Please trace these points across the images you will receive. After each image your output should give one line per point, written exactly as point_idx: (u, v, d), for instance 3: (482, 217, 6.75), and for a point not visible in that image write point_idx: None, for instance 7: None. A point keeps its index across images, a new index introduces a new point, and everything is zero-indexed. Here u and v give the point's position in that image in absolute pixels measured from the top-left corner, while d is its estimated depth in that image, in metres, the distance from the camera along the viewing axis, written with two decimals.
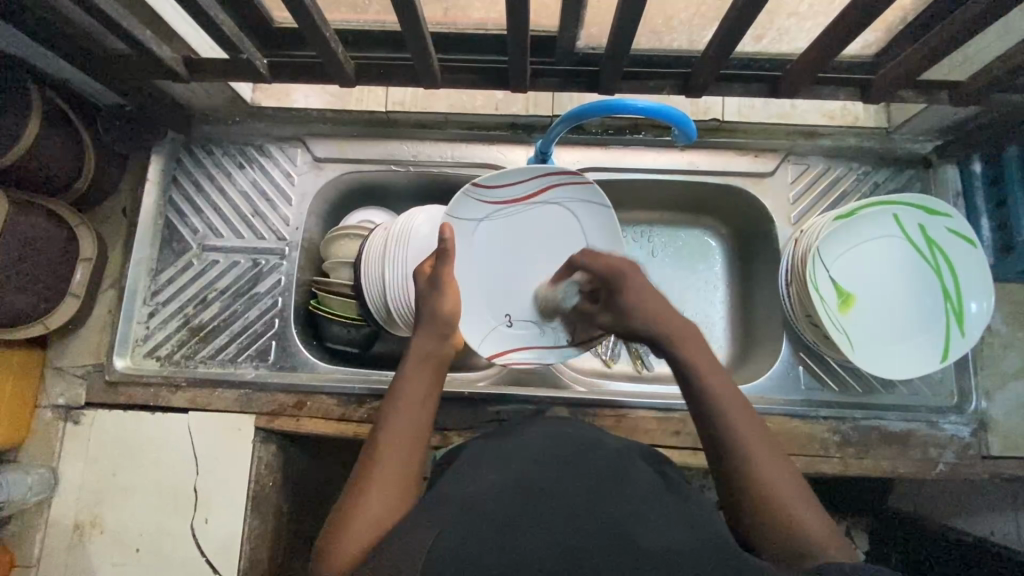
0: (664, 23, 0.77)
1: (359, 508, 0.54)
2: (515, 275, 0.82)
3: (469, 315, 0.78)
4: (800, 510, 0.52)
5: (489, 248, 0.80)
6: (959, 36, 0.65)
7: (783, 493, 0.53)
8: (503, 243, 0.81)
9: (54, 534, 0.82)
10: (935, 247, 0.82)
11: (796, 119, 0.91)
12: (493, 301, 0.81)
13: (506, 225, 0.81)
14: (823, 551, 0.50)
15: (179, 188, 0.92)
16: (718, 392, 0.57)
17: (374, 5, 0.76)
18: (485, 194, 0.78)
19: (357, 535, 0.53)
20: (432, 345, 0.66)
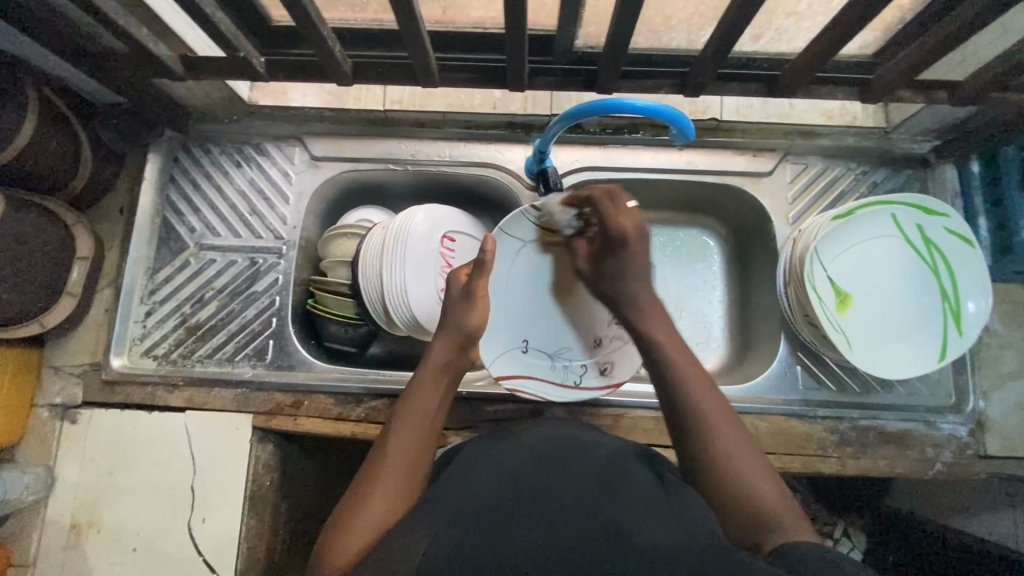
0: (662, 22, 0.76)
1: (361, 509, 0.55)
2: (538, 310, 0.88)
3: (491, 331, 0.83)
4: (758, 486, 0.54)
5: (520, 275, 0.86)
6: (957, 36, 0.64)
7: (744, 471, 0.55)
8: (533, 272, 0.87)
9: (51, 534, 0.82)
10: (932, 247, 0.82)
11: (795, 119, 0.91)
12: (515, 327, 0.86)
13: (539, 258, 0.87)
14: (782, 524, 0.52)
15: (177, 187, 0.92)
16: (686, 374, 0.61)
17: (372, 4, 0.76)
18: (539, 221, 0.84)
19: (357, 536, 0.53)
20: (448, 356, 0.66)
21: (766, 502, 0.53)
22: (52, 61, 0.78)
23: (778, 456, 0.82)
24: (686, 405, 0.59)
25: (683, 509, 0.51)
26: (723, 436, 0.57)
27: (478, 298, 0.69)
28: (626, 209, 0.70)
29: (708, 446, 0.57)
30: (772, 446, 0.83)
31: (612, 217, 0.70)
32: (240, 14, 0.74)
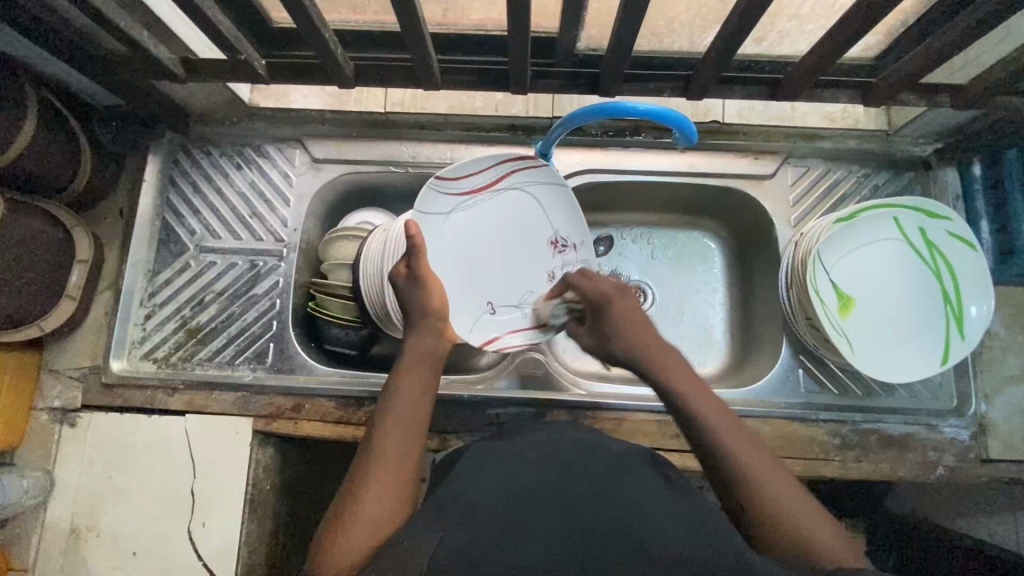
0: (665, 25, 0.76)
1: (355, 510, 0.53)
2: (489, 262, 0.79)
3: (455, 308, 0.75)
4: (806, 521, 0.51)
5: (457, 240, 0.77)
6: (961, 39, 0.64)
7: (789, 508, 0.51)
8: (469, 231, 0.78)
9: (50, 538, 0.82)
10: (935, 250, 0.82)
11: (797, 122, 0.91)
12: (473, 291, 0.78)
13: (468, 218, 0.78)
14: (840, 567, 0.48)
15: (177, 189, 0.92)
16: (709, 414, 0.58)
17: (373, 6, 0.75)
18: (447, 186, 0.75)
19: (353, 539, 0.51)
20: (430, 342, 0.66)
21: (818, 540, 0.49)
22: (53, 63, 0.78)
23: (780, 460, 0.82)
24: (713, 447, 0.56)
25: (690, 514, 0.51)
26: (761, 472, 0.54)
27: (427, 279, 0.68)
28: (596, 276, 0.71)
29: (744, 483, 0.53)
30: (774, 449, 0.83)
31: (587, 287, 0.70)
32: (241, 16, 0.74)
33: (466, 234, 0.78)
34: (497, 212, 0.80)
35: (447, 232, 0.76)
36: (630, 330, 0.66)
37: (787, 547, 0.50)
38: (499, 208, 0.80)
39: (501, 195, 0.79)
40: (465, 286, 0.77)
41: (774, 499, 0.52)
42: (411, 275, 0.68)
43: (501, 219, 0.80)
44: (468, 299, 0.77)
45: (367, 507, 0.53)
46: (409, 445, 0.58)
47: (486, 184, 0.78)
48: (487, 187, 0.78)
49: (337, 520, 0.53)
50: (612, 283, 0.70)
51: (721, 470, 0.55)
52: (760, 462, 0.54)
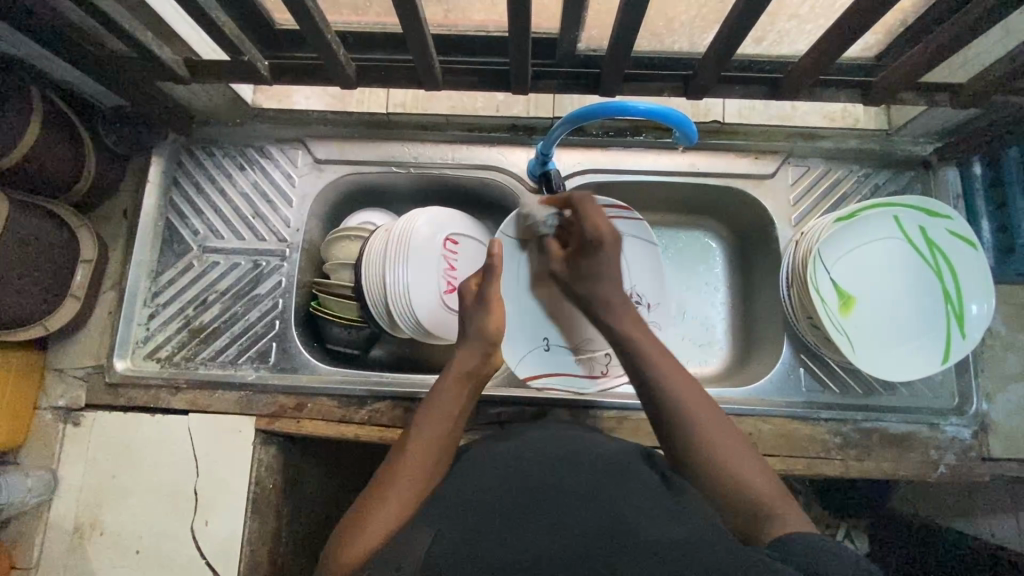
0: (665, 25, 0.77)
1: (374, 509, 0.55)
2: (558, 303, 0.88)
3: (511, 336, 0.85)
4: (750, 472, 0.55)
5: (534, 273, 0.86)
6: (958, 39, 0.65)
7: (734, 460, 0.56)
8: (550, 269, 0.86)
9: (54, 537, 0.82)
10: (935, 249, 0.82)
11: (796, 120, 0.92)
12: (537, 325, 0.88)
13: None
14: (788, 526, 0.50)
15: (180, 190, 0.92)
16: (665, 369, 0.61)
17: (374, 7, 0.76)
18: (538, 220, 0.79)
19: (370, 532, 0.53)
20: (474, 363, 0.67)
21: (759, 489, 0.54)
22: (58, 65, 0.78)
23: (781, 458, 0.83)
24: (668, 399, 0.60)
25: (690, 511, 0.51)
26: (708, 427, 0.58)
27: (493, 305, 0.70)
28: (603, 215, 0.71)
29: (695, 434, 0.57)
30: (775, 448, 0.83)
31: (591, 218, 0.70)
32: (243, 17, 0.74)
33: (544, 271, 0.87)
34: None
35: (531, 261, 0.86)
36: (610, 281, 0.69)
37: (733, 498, 0.54)
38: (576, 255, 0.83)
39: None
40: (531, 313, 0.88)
41: (721, 453, 0.56)
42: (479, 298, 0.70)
43: None
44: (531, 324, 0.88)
45: (384, 506, 0.55)
46: (435, 454, 0.60)
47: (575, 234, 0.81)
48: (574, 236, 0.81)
49: (356, 516, 0.56)
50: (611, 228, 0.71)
51: (677, 426, 0.58)
52: (709, 416, 0.58)
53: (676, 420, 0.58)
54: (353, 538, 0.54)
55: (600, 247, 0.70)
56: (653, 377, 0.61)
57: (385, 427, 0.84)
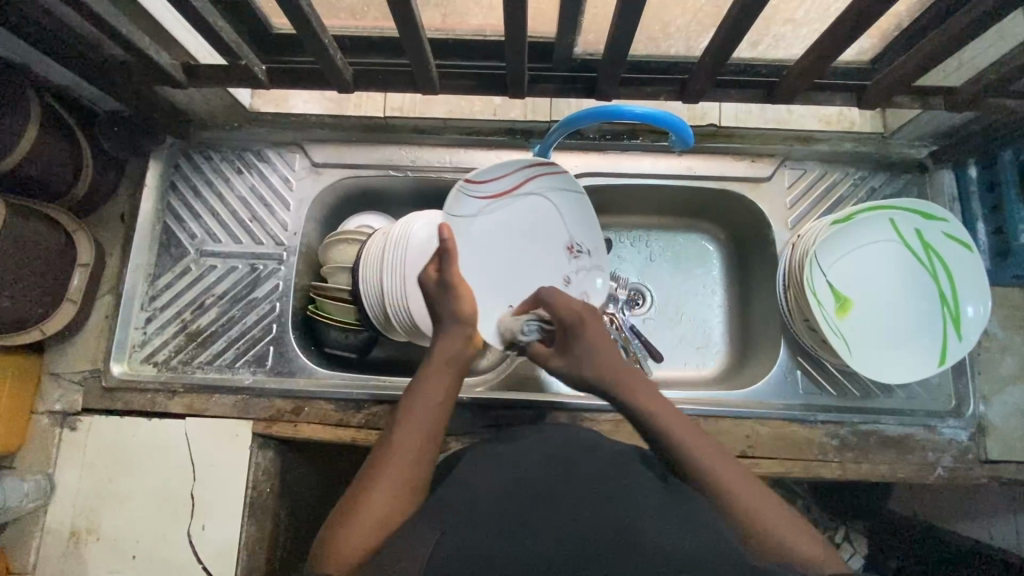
0: (661, 29, 0.77)
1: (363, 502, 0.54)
2: (515, 266, 0.82)
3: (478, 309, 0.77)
4: (800, 538, 0.53)
5: (490, 242, 0.80)
6: (951, 43, 0.65)
7: (786, 532, 0.53)
8: (497, 233, 0.81)
9: (50, 541, 0.82)
10: (932, 252, 0.82)
11: (793, 124, 0.92)
12: (497, 296, 0.80)
13: (495, 222, 0.81)
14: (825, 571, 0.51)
15: (178, 194, 0.92)
16: (692, 444, 0.57)
17: (372, 12, 0.77)
18: (474, 189, 0.78)
19: (361, 528, 0.53)
20: (454, 349, 0.66)
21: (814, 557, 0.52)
22: (55, 69, 0.78)
23: (779, 461, 0.83)
24: (698, 478, 0.56)
25: (689, 515, 0.51)
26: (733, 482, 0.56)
27: (458, 286, 0.69)
28: (563, 297, 0.70)
29: (739, 510, 0.54)
30: (773, 451, 0.83)
31: (565, 303, 0.69)
32: (243, 22, 0.74)
33: (496, 236, 0.81)
34: (523, 215, 0.82)
35: (475, 233, 0.79)
36: (603, 353, 0.65)
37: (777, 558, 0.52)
38: (517, 214, 0.82)
39: (525, 205, 0.82)
40: (487, 284, 0.79)
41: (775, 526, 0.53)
42: (445, 282, 0.69)
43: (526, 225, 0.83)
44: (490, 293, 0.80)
45: (374, 499, 0.54)
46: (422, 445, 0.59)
47: (507, 195, 0.81)
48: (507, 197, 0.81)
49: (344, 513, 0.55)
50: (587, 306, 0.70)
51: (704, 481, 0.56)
52: (742, 486, 0.55)
53: (721, 506, 0.54)
54: (342, 535, 0.53)
55: (581, 323, 0.67)
56: (686, 456, 0.57)
57: (382, 430, 0.84)
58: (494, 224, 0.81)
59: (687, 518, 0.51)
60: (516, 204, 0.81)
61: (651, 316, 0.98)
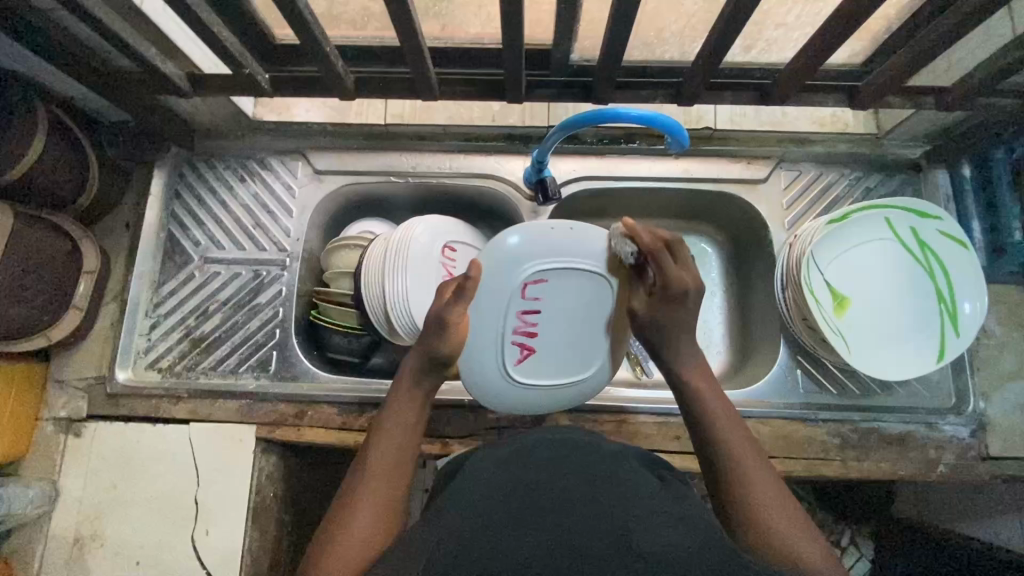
0: (656, 34, 0.79)
1: (349, 526, 0.54)
2: (526, 321, 0.74)
3: (483, 317, 0.71)
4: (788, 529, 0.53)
5: (550, 309, 0.74)
6: (940, 43, 0.66)
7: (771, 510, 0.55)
8: (518, 298, 0.71)
9: (54, 549, 0.82)
10: (927, 250, 0.83)
11: (788, 127, 0.93)
12: (495, 322, 0.71)
13: (543, 280, 0.72)
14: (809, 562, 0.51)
15: (182, 202, 0.94)
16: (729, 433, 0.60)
17: (374, 22, 0.79)
18: (561, 239, 0.70)
19: (347, 548, 0.53)
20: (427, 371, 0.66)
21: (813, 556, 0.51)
22: (64, 81, 0.80)
23: (781, 460, 0.83)
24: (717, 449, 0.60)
25: (688, 513, 0.52)
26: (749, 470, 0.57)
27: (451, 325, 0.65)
28: (689, 265, 0.66)
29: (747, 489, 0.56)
30: (775, 450, 0.83)
31: (675, 271, 0.65)
32: (245, 32, 0.76)
33: (515, 296, 0.71)
34: (560, 280, 0.73)
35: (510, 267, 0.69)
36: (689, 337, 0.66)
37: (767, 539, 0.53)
38: (558, 283, 0.73)
39: (510, 262, 0.69)
40: (490, 310, 0.71)
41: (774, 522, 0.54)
42: (439, 319, 0.65)
43: (552, 293, 0.73)
44: (548, 361, 0.77)
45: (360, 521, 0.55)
46: (396, 471, 0.60)
47: (563, 265, 0.71)
48: (543, 263, 0.71)
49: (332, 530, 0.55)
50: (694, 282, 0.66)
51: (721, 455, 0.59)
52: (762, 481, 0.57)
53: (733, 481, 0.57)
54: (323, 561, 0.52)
55: (683, 296, 0.65)
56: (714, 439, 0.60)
57: None
58: (569, 295, 0.74)
59: (684, 520, 0.51)
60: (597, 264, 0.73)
61: None
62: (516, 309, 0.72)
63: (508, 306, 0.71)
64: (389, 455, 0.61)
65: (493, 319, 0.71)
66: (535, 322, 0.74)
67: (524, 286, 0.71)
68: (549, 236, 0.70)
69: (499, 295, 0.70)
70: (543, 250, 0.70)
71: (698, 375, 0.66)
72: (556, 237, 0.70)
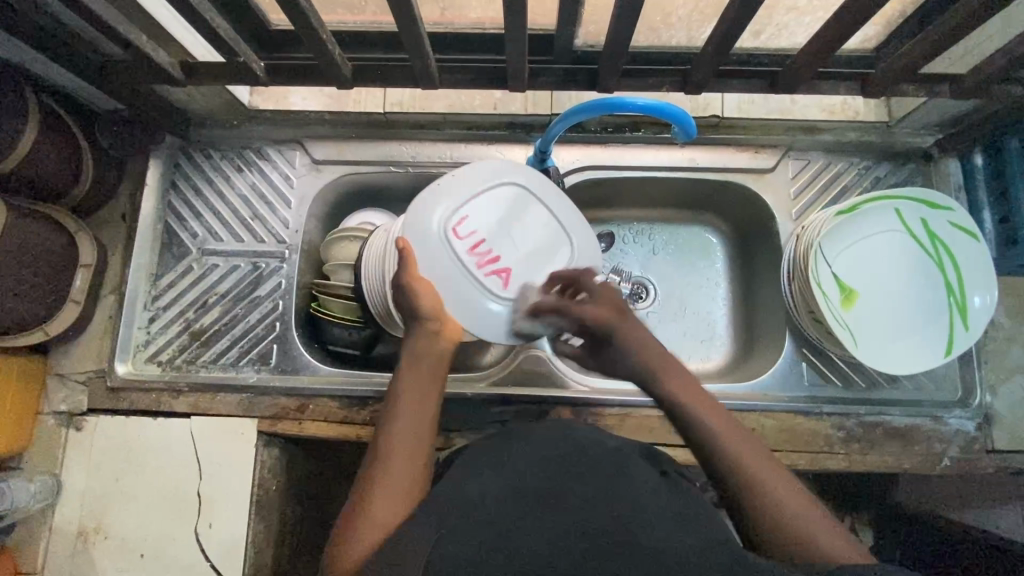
0: (662, 19, 0.76)
1: (366, 511, 0.53)
2: (500, 247, 0.72)
3: (455, 292, 0.69)
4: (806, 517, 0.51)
5: (500, 231, 0.72)
6: (957, 31, 0.64)
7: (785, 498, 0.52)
8: (459, 238, 0.70)
9: (58, 542, 0.82)
10: (937, 241, 0.81)
11: (797, 115, 0.90)
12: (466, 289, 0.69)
13: (484, 207, 0.72)
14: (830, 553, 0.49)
15: (178, 192, 0.92)
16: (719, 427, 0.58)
17: (371, 6, 0.76)
18: (449, 179, 0.72)
19: (363, 535, 0.51)
20: (426, 344, 0.64)
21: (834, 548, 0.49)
22: (51, 68, 0.77)
23: (786, 453, 0.82)
24: (715, 447, 0.57)
25: (692, 509, 0.52)
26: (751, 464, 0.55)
27: (418, 285, 0.66)
28: (600, 295, 0.69)
29: (754, 485, 0.53)
30: (778, 444, 0.82)
31: (593, 310, 0.67)
32: (239, 17, 0.74)
33: (452, 239, 0.70)
34: (497, 204, 0.72)
35: (435, 228, 0.69)
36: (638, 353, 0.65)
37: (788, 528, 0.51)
38: (498, 198, 0.73)
39: (424, 212, 0.70)
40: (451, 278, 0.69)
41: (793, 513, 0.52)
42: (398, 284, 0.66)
43: (501, 213, 0.72)
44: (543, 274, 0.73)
45: (377, 505, 0.53)
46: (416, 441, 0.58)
47: (475, 193, 0.71)
48: (455, 202, 0.71)
49: (349, 520, 0.54)
50: (615, 309, 0.67)
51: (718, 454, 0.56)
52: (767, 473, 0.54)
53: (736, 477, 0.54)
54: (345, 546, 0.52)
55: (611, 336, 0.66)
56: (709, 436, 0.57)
57: None
58: (504, 209, 0.72)
59: (687, 517, 0.50)
60: (505, 176, 0.73)
61: (655, 310, 0.97)
62: (464, 246, 0.70)
63: (451, 251, 0.69)
64: (405, 436, 0.58)
65: (463, 280, 0.69)
66: (512, 246, 0.72)
67: (452, 227, 0.70)
68: (449, 180, 0.71)
69: (440, 264, 0.69)
70: (451, 189, 0.71)
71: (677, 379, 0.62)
72: (451, 180, 0.72)
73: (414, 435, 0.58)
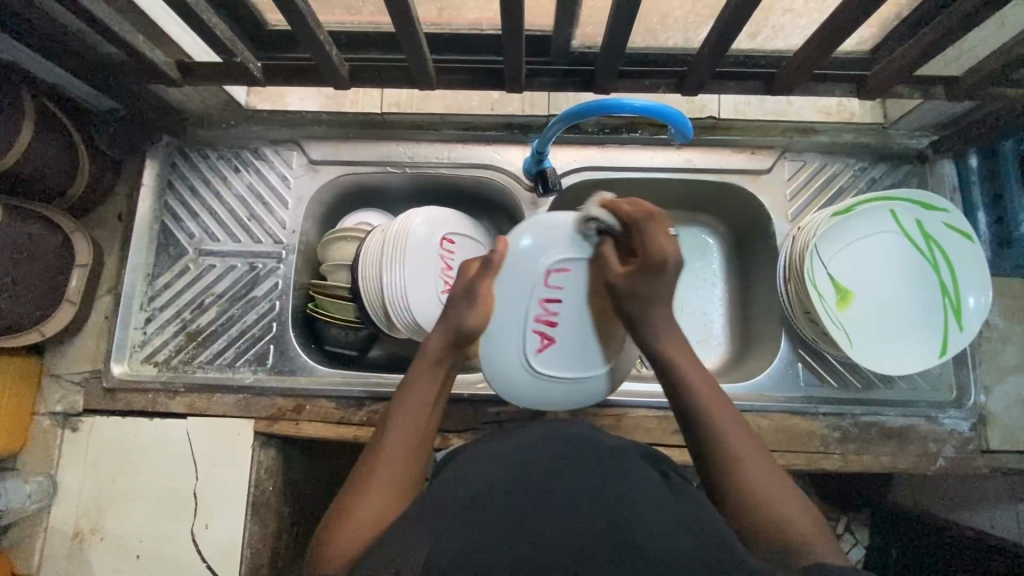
0: (659, 22, 0.76)
1: (355, 508, 0.53)
2: (559, 317, 0.74)
3: (500, 324, 0.73)
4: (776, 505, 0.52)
5: (572, 305, 0.74)
6: (951, 35, 0.65)
7: (758, 485, 0.53)
8: (544, 285, 0.73)
9: (53, 543, 0.82)
10: (933, 242, 0.82)
11: (791, 116, 0.92)
12: (511, 328, 0.73)
13: (573, 278, 0.73)
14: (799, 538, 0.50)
15: (175, 192, 0.92)
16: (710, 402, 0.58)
17: (368, 8, 0.75)
18: (571, 229, 0.72)
19: (349, 534, 0.52)
20: (437, 349, 0.64)
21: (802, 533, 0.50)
22: (45, 67, 0.77)
23: (782, 453, 0.83)
24: (706, 430, 0.57)
25: (689, 509, 0.51)
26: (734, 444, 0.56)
27: (481, 298, 0.65)
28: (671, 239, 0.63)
29: (732, 466, 0.54)
30: (774, 444, 0.83)
31: (654, 237, 0.62)
32: (236, 17, 0.73)
33: (538, 281, 0.73)
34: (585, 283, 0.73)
35: (525, 266, 0.72)
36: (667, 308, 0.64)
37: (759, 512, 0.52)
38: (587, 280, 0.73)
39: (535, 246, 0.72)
40: (506, 308, 0.73)
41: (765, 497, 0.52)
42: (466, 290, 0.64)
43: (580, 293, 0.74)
44: (572, 361, 0.76)
45: (366, 505, 0.54)
46: (412, 446, 0.59)
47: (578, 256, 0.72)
48: (560, 254, 0.72)
49: (336, 516, 0.54)
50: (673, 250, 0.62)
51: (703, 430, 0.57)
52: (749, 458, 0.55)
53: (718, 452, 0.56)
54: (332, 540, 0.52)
55: (664, 263, 0.62)
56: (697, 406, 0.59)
57: None
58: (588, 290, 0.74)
59: (684, 516, 0.50)
60: None
61: None
62: (541, 295, 0.73)
63: (531, 290, 0.73)
64: (401, 440, 0.59)
65: (513, 322, 0.73)
66: (570, 323, 0.75)
67: (547, 271, 0.72)
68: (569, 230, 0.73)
69: (507, 295, 0.72)
70: (564, 241, 0.72)
71: (676, 349, 0.63)
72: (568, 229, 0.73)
73: (410, 439, 0.59)
